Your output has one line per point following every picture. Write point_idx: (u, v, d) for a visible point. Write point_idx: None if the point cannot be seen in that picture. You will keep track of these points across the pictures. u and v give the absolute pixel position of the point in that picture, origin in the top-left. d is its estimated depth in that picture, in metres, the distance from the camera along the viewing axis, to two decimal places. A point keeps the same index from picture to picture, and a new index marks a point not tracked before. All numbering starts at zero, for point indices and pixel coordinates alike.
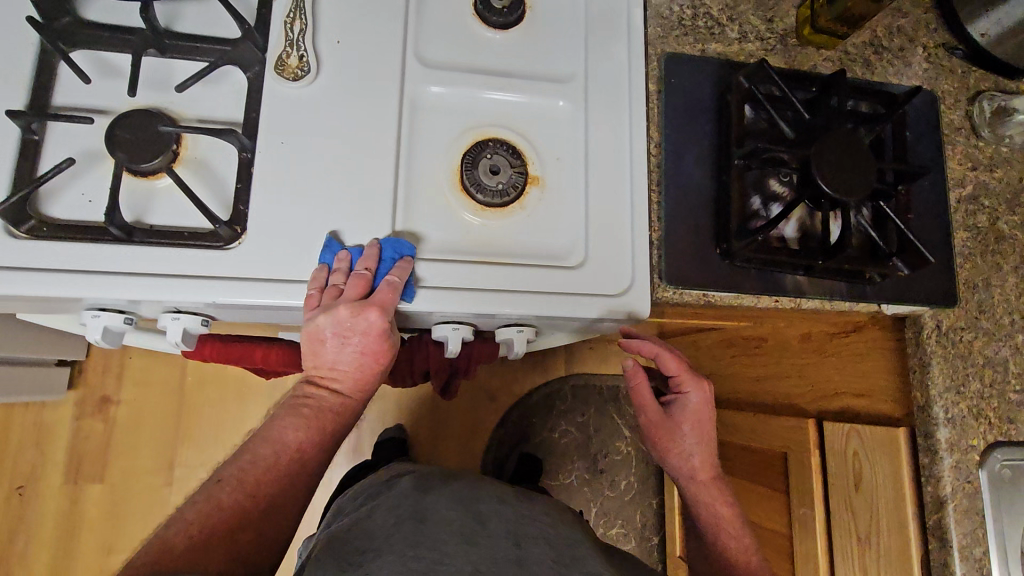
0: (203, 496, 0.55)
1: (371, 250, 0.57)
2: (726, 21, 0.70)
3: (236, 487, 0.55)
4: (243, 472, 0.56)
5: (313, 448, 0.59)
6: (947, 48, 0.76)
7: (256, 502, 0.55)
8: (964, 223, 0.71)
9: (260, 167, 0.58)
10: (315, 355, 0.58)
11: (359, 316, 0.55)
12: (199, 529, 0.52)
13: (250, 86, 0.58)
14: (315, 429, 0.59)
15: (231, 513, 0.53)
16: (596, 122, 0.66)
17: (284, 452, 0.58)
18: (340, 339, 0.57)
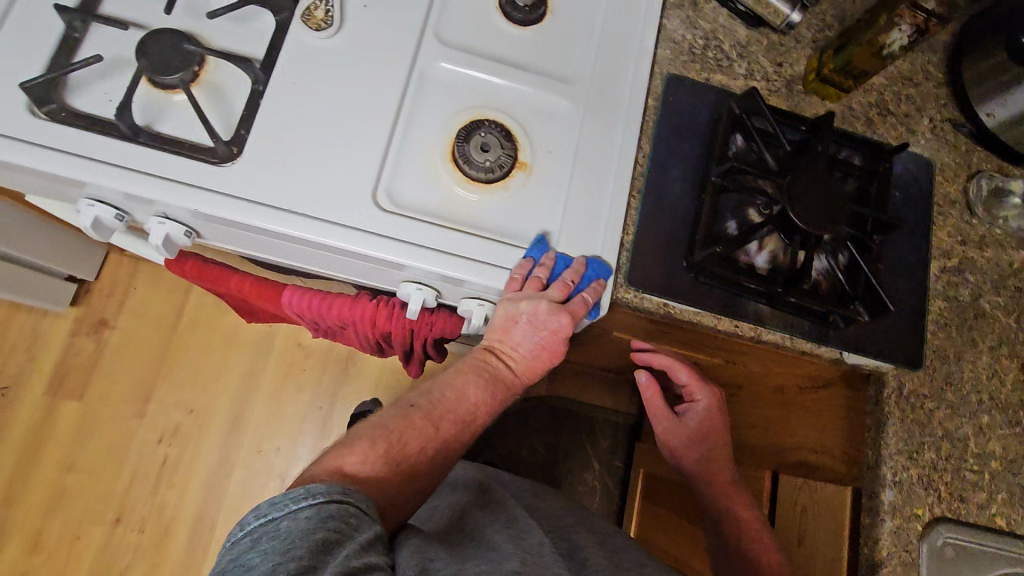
0: (397, 420, 0.61)
1: (578, 263, 0.63)
2: (736, 57, 0.73)
3: (428, 416, 0.62)
4: (430, 408, 0.63)
5: (482, 405, 0.66)
6: (953, 124, 0.77)
7: (445, 437, 0.63)
8: (944, 292, 0.71)
9: (268, 100, 0.62)
10: (500, 331, 0.66)
11: (552, 317, 0.62)
12: (389, 448, 0.59)
13: (276, 28, 0.63)
14: (490, 392, 0.65)
15: (423, 443, 0.61)
16: (592, 125, 0.68)
17: (464, 405, 0.64)
18: (531, 327, 0.64)
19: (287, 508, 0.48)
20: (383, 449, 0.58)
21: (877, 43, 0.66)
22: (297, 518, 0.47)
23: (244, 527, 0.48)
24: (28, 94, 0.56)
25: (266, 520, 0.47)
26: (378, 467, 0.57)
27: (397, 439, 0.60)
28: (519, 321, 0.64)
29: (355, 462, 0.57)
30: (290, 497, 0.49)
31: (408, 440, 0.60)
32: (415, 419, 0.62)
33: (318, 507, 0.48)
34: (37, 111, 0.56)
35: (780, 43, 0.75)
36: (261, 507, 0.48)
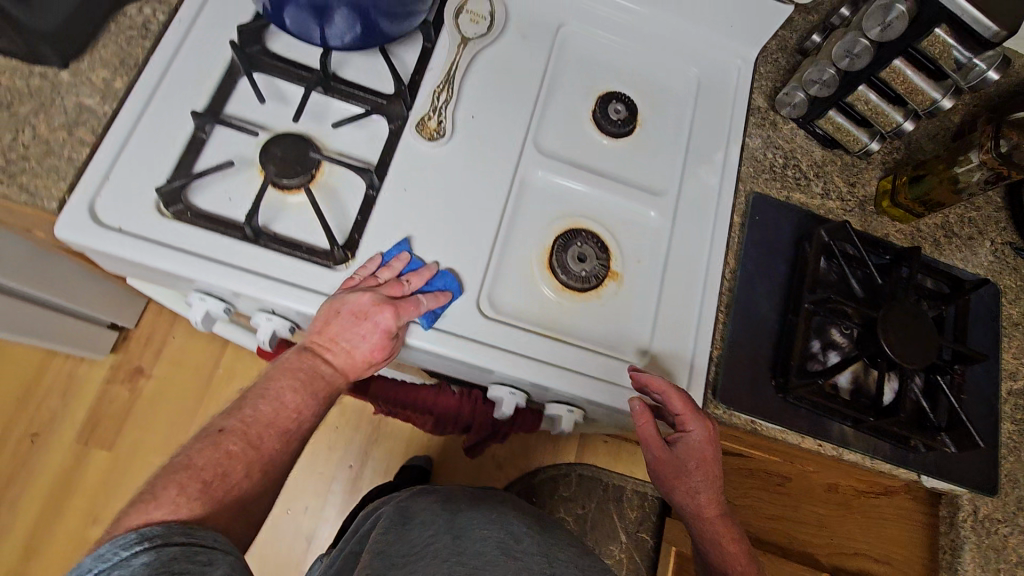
0: (205, 451, 0.49)
1: (425, 271, 0.62)
2: (813, 177, 0.77)
3: (240, 437, 0.51)
4: (244, 427, 0.51)
5: (307, 411, 0.55)
6: (1014, 246, 0.81)
7: (265, 459, 0.51)
8: (1011, 415, 0.73)
9: (381, 205, 0.64)
10: (321, 330, 0.57)
11: (377, 310, 0.57)
12: (206, 486, 0.47)
13: (390, 135, 0.66)
14: (309, 392, 0.55)
15: (243, 470, 0.50)
16: (681, 237, 0.71)
17: (282, 414, 0.53)
18: (351, 319, 0.57)
19: (107, 561, 0.39)
20: (194, 490, 0.46)
21: (958, 181, 0.69)
22: (132, 567, 0.38)
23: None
24: (158, 195, 0.57)
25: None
26: (198, 508, 0.45)
27: (209, 475, 0.48)
28: (341, 316, 0.57)
29: (164, 513, 0.43)
30: (117, 546, 0.39)
31: (228, 470, 0.49)
32: (230, 441, 0.50)
33: (158, 552, 0.40)
34: (164, 210, 0.58)
35: (854, 165, 0.78)
36: (82, 568, 0.39)
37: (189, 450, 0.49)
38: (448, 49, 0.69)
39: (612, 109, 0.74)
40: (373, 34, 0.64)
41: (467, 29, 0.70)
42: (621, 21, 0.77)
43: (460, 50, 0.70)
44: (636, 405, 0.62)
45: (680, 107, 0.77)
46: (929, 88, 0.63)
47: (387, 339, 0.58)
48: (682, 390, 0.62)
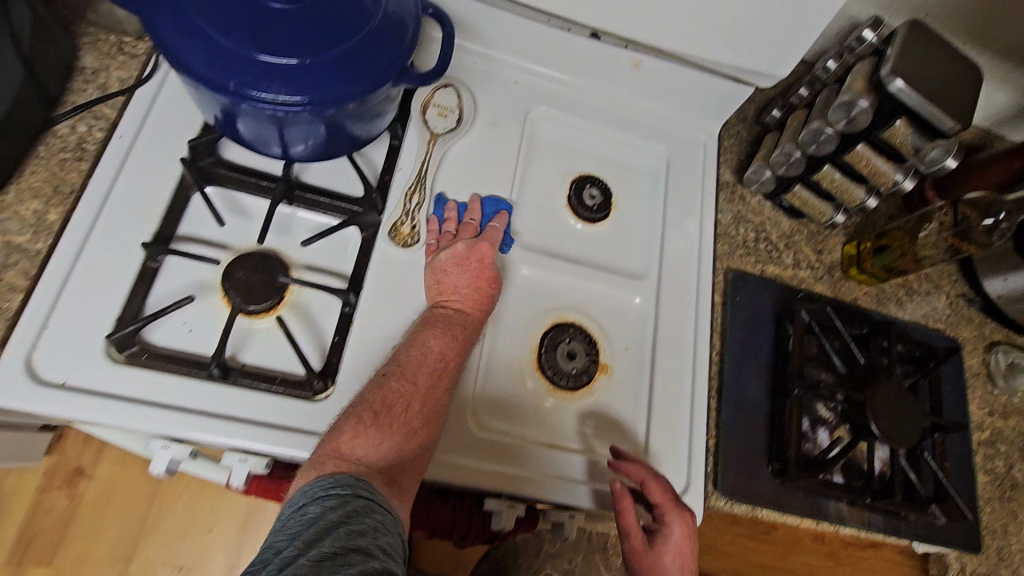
0: (373, 389, 0.52)
1: (475, 205, 0.66)
2: (783, 248, 0.78)
3: (400, 376, 0.53)
4: (400, 368, 0.54)
5: (454, 353, 0.57)
6: (965, 298, 0.85)
7: (424, 394, 0.53)
8: (984, 466, 0.76)
9: (359, 322, 0.59)
10: (438, 284, 0.61)
11: (474, 250, 0.62)
12: (377, 416, 0.50)
13: (363, 246, 0.63)
14: (450, 336, 0.57)
15: (407, 402, 0.52)
16: (667, 321, 0.70)
17: (429, 356, 0.55)
18: (457, 266, 0.61)
19: (305, 500, 0.43)
20: (369, 418, 0.50)
21: (920, 252, 0.72)
22: (324, 508, 0.42)
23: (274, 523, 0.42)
24: (108, 341, 0.52)
25: (286, 514, 0.42)
26: (376, 443, 0.49)
27: (378, 407, 0.51)
28: (448, 264, 0.61)
29: (351, 445, 0.48)
30: (316, 489, 0.43)
31: (392, 404, 0.51)
32: (398, 378, 0.53)
33: (344, 499, 0.43)
34: (118, 354, 0.52)
35: (819, 233, 0.80)
36: (291, 501, 0.43)
37: (357, 396, 0.52)
38: (417, 148, 0.67)
39: (587, 195, 0.73)
40: (339, 141, 0.60)
41: (436, 124, 0.68)
42: (588, 102, 0.76)
43: (430, 148, 0.67)
44: (623, 489, 0.58)
45: (653, 186, 0.77)
46: (890, 170, 0.66)
47: (491, 273, 0.62)
48: (665, 480, 0.60)
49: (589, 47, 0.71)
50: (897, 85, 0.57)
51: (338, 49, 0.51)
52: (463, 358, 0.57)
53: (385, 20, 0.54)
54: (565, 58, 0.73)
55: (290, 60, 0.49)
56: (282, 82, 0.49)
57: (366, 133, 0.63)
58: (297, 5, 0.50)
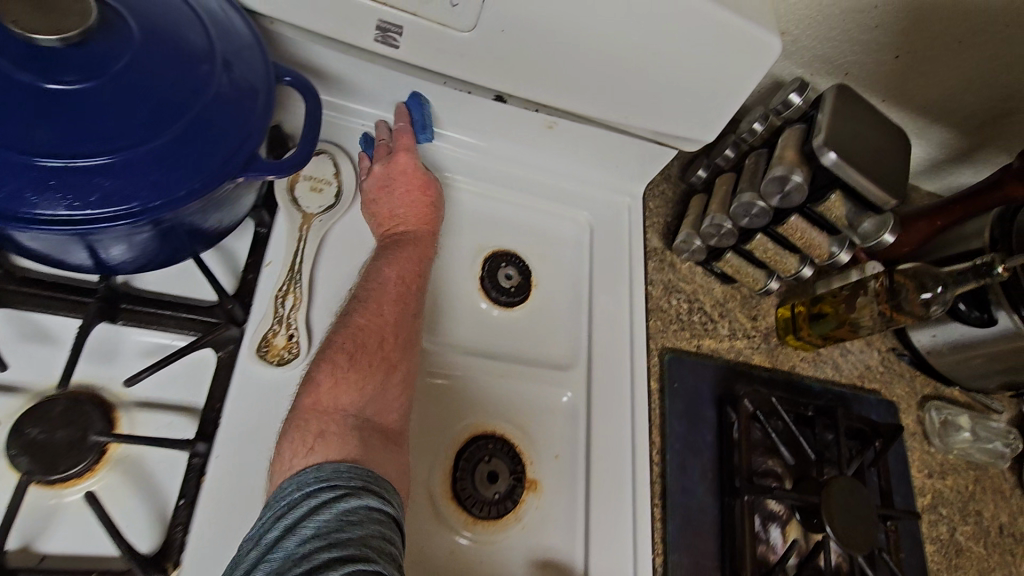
0: (339, 329, 0.49)
1: (381, 128, 0.60)
2: (717, 317, 0.72)
3: (364, 310, 0.50)
4: (365, 306, 0.50)
5: (417, 279, 0.54)
6: (895, 351, 0.83)
7: (394, 325, 0.50)
8: (929, 534, 0.73)
9: (212, 476, 0.46)
10: (380, 212, 0.57)
11: (394, 164, 0.57)
12: (353, 357, 0.47)
13: (219, 369, 0.49)
14: (405, 260, 0.54)
15: (379, 337, 0.49)
16: (599, 417, 0.61)
17: (390, 285, 0.52)
18: (385, 185, 0.57)
19: (342, 488, 0.40)
20: (344, 361, 0.46)
21: (856, 322, 0.67)
22: (366, 511, 0.39)
23: (300, 493, 0.39)
24: None
25: (316, 495, 0.39)
26: (355, 382, 0.46)
27: (351, 346, 0.47)
28: (379, 186, 0.57)
29: (329, 391, 0.45)
30: (356, 481, 0.40)
31: (363, 340, 0.48)
32: (365, 312, 0.50)
33: (381, 501, 0.40)
34: None
35: (752, 298, 0.75)
36: (301, 475, 0.40)
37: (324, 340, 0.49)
38: (289, 235, 0.54)
39: (502, 275, 0.64)
40: (180, 240, 0.47)
41: (310, 202, 0.56)
42: (497, 167, 0.67)
43: (304, 234, 0.55)
44: None
45: (575, 258, 0.69)
46: (825, 243, 0.61)
47: (420, 176, 0.57)
48: None
49: (495, 109, 0.61)
50: (832, 158, 0.52)
51: (155, 142, 0.37)
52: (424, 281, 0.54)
53: (230, 98, 0.41)
54: (469, 120, 0.63)
55: (79, 160, 0.35)
56: (64, 190, 0.35)
57: (221, 225, 0.49)
58: (97, 80, 0.36)
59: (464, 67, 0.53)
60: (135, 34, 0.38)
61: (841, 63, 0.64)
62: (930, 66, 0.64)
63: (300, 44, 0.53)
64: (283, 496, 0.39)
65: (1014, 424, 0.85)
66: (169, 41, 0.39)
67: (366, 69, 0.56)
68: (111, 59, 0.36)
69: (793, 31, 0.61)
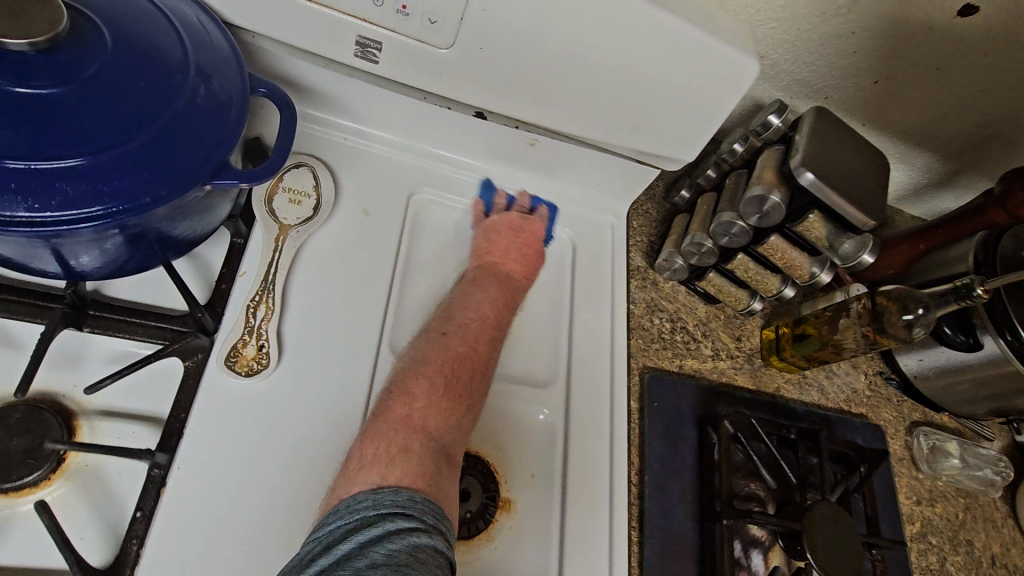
0: (436, 351, 0.52)
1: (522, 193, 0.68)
2: (700, 337, 0.72)
3: (462, 339, 0.54)
4: (461, 333, 0.54)
5: (504, 325, 0.58)
6: (883, 375, 0.83)
7: (483, 364, 0.54)
8: (918, 564, 0.71)
9: (171, 489, 0.45)
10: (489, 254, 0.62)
11: (525, 224, 0.64)
12: (448, 383, 0.50)
13: (185, 379, 0.49)
14: (498, 301, 0.59)
15: (470, 369, 0.52)
16: (577, 437, 0.61)
17: (483, 321, 0.56)
18: (510, 233, 0.63)
19: (418, 522, 0.40)
20: (441, 385, 0.50)
21: (839, 344, 0.66)
22: (433, 550, 0.38)
23: (375, 513, 0.39)
24: None
25: (393, 521, 0.39)
26: (445, 408, 0.49)
27: (447, 373, 0.51)
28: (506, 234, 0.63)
29: (422, 408, 0.48)
30: (430, 520, 0.40)
31: (458, 369, 0.51)
32: (454, 343, 0.53)
33: (444, 547, 0.39)
34: None
35: (735, 318, 0.75)
36: (379, 494, 0.41)
37: (416, 356, 0.52)
38: (263, 246, 0.54)
39: None
40: (150, 247, 0.47)
41: (286, 214, 0.56)
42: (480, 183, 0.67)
43: (279, 246, 0.54)
44: None
45: (557, 275, 0.69)
46: (806, 263, 0.61)
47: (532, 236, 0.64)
48: None
49: (474, 125, 0.61)
50: (808, 178, 0.52)
51: (123, 148, 0.37)
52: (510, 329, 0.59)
53: (203, 107, 0.41)
54: (451, 136, 0.64)
55: (42, 163, 0.35)
56: (26, 193, 0.35)
57: (192, 234, 0.49)
58: (66, 86, 0.36)
59: (443, 83, 0.54)
60: (107, 43, 0.38)
61: (820, 86, 0.65)
62: (910, 91, 0.64)
63: (280, 58, 0.54)
64: (356, 509, 0.40)
65: (1002, 451, 0.84)
66: (143, 50, 0.39)
67: (347, 83, 0.57)
68: (82, 66, 0.37)
69: (774, 54, 0.61)
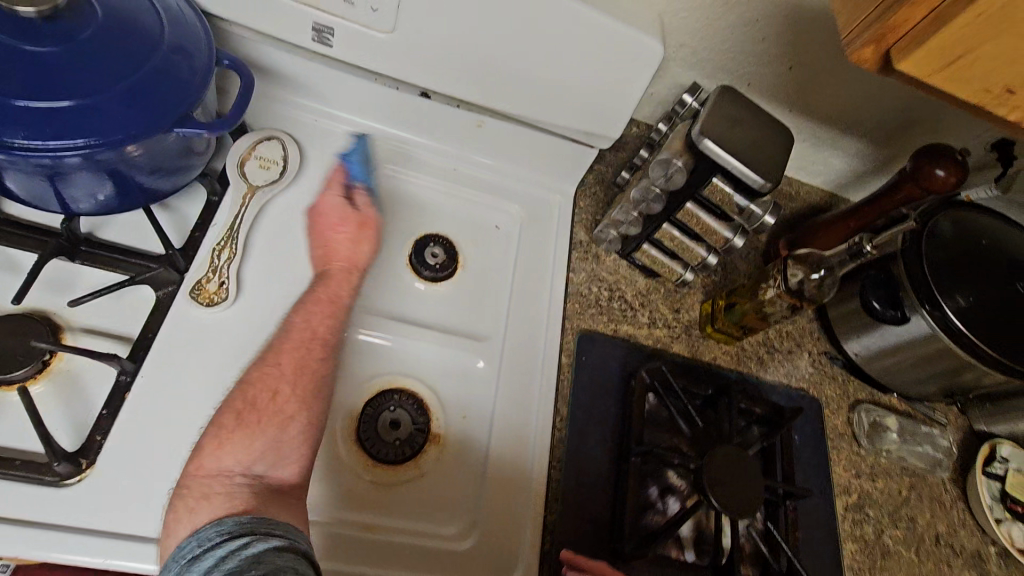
0: (236, 392, 0.55)
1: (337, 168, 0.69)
2: (638, 306, 0.76)
3: (259, 368, 0.56)
4: (262, 360, 0.57)
5: (329, 328, 0.60)
6: (828, 355, 0.86)
7: (292, 378, 0.56)
8: (851, 532, 0.73)
9: (135, 393, 0.53)
10: (323, 250, 0.65)
11: (332, 197, 0.66)
12: (239, 416, 0.53)
13: (156, 306, 0.57)
14: (319, 309, 0.61)
15: (269, 390, 0.55)
16: (505, 384, 0.66)
17: (296, 338, 0.58)
18: (342, 212, 0.65)
19: (253, 535, 0.41)
20: (232, 423, 0.52)
21: (763, 308, 0.70)
22: (271, 544, 0.40)
23: (202, 546, 0.40)
24: None
25: (224, 543, 0.40)
26: (243, 435, 0.52)
27: (238, 407, 0.53)
28: (336, 220, 0.65)
29: (214, 453, 0.50)
30: (263, 530, 0.42)
31: (253, 401, 0.54)
32: (264, 366, 0.57)
33: (281, 538, 0.41)
34: None
35: (675, 291, 0.79)
36: (204, 533, 0.41)
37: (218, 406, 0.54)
38: (232, 202, 0.63)
39: (429, 253, 0.70)
40: (132, 193, 0.56)
41: (255, 176, 0.65)
42: (436, 161, 0.76)
43: (246, 202, 0.64)
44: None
45: (503, 244, 0.76)
46: (719, 228, 0.66)
47: (354, 211, 0.66)
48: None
49: (424, 107, 0.70)
50: (707, 144, 0.58)
51: (101, 95, 0.47)
52: (334, 328, 0.61)
53: (170, 69, 0.51)
54: (406, 118, 0.73)
55: (38, 101, 0.45)
56: (22, 124, 0.44)
57: (172, 184, 0.59)
58: (62, 46, 0.47)
59: (388, 64, 0.63)
60: (98, 16, 0.49)
61: (740, 73, 0.71)
62: (822, 77, 0.70)
63: (256, 45, 0.64)
64: (185, 553, 0.40)
65: (953, 435, 0.84)
66: (126, 23, 0.50)
67: (310, 67, 0.66)
68: (75, 32, 0.47)
69: (691, 42, 0.68)
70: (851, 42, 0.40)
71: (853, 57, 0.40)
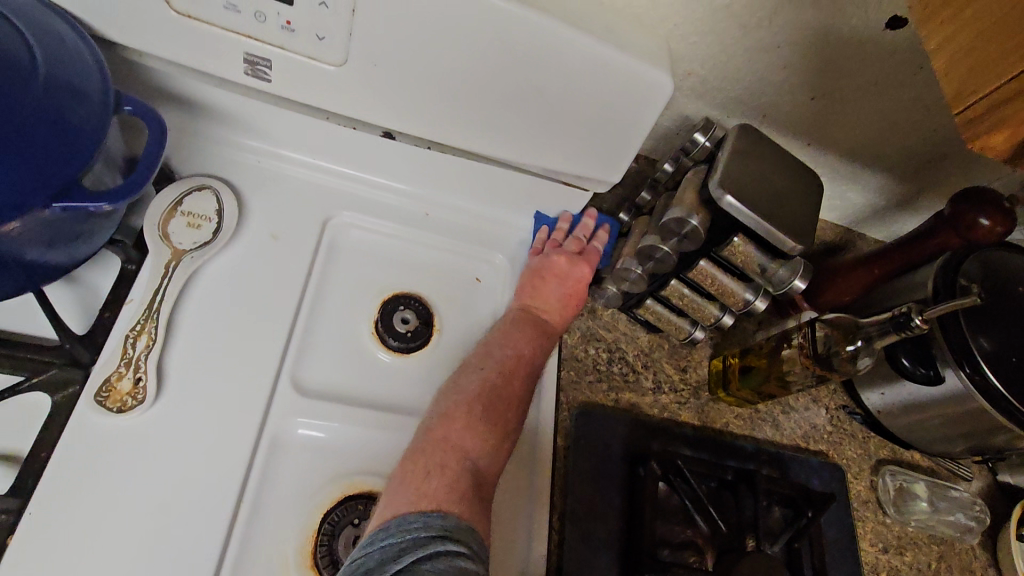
0: (472, 379, 0.54)
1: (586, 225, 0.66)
2: (641, 368, 0.67)
3: (496, 368, 0.55)
4: (505, 359, 0.56)
5: (539, 349, 0.58)
6: (846, 410, 0.77)
7: (518, 391, 0.54)
8: None
9: (19, 538, 0.42)
10: (541, 301, 0.61)
11: (558, 260, 0.62)
12: (482, 407, 0.52)
13: (48, 416, 0.46)
14: (531, 329, 0.59)
15: (505, 400, 0.53)
16: (506, 503, 0.55)
17: (519, 350, 0.57)
18: (561, 284, 0.61)
19: (466, 548, 0.42)
20: (477, 413, 0.51)
21: (784, 375, 0.62)
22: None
23: (426, 532, 0.42)
24: None
25: (445, 543, 0.41)
26: (481, 438, 0.51)
27: (483, 401, 0.52)
28: (554, 280, 0.62)
29: (465, 445, 0.49)
30: (475, 549, 0.43)
31: (494, 398, 0.53)
32: (498, 372, 0.55)
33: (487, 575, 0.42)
34: None
35: (681, 348, 0.70)
36: (427, 516, 0.43)
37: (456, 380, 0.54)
38: (151, 272, 0.52)
39: (399, 318, 0.59)
40: (13, 272, 0.43)
41: (183, 237, 0.54)
42: (405, 206, 0.65)
43: (170, 269, 0.52)
44: None
45: (490, 303, 0.63)
46: (739, 289, 0.57)
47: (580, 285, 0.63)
48: None
49: (386, 147, 0.59)
50: (729, 201, 0.48)
51: None
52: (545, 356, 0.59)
53: (55, 119, 0.40)
54: (368, 157, 0.61)
55: None
56: None
57: (69, 256, 0.46)
58: None
59: (340, 100, 0.52)
60: None
61: (754, 104, 0.63)
62: (850, 109, 0.61)
63: (182, 79, 0.52)
64: (409, 527, 0.42)
65: (980, 494, 0.76)
66: None
67: (251, 104, 0.55)
68: None
69: (700, 72, 0.59)
70: (971, 128, 0.33)
71: (978, 144, 0.33)
